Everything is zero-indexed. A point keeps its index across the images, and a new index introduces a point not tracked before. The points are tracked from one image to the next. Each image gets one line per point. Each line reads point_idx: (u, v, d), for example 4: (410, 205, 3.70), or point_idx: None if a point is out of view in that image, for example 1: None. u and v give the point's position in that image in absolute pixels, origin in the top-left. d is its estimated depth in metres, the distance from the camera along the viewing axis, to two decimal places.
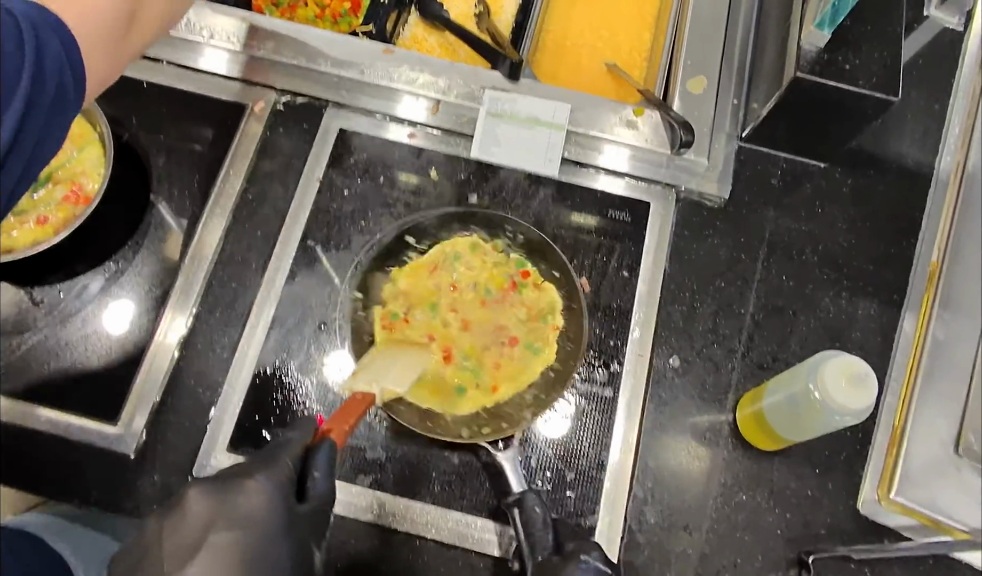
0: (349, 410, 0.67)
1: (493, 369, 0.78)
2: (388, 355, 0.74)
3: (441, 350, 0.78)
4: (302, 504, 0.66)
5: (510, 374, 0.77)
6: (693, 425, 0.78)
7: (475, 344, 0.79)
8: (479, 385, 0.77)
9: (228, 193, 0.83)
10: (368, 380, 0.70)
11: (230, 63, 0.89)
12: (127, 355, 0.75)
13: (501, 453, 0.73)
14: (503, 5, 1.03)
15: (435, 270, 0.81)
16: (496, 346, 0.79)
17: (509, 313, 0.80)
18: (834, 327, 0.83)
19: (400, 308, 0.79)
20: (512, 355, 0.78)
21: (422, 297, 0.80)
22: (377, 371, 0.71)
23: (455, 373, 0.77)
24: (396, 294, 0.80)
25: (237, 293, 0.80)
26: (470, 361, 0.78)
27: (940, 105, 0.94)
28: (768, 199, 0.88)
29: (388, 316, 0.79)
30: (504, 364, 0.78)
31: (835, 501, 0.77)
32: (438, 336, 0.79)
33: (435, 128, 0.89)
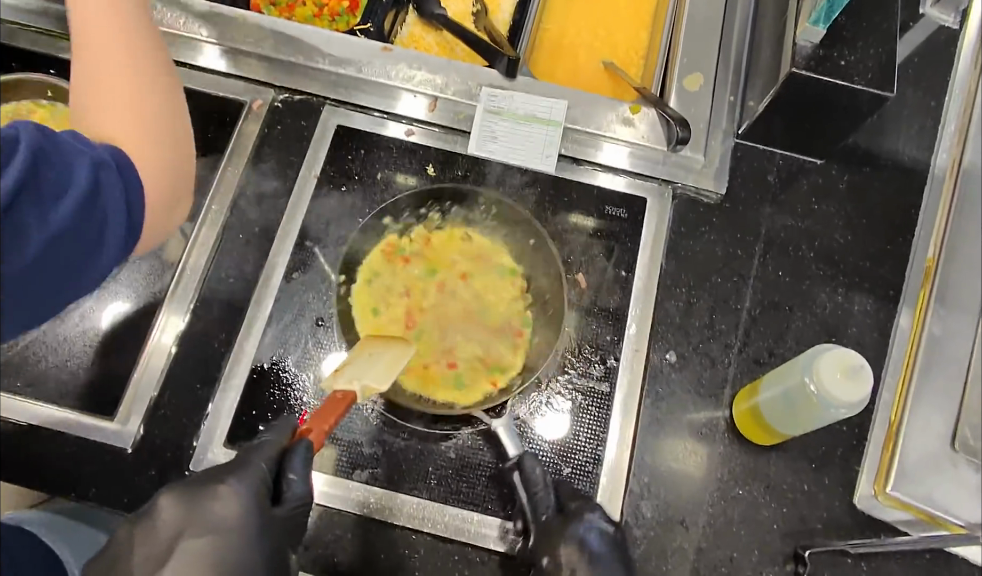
0: (325, 413, 0.66)
1: (421, 361, 0.78)
2: (370, 351, 0.72)
3: (403, 310, 0.80)
4: (278, 506, 0.66)
5: (430, 380, 0.78)
6: (690, 421, 0.78)
7: (425, 330, 0.80)
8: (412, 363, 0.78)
9: (226, 190, 0.84)
10: (349, 378, 0.68)
11: (229, 61, 0.90)
12: (125, 352, 0.76)
13: (494, 421, 0.74)
14: (501, 4, 1.03)
15: (480, 254, 0.84)
16: (436, 350, 0.79)
17: (469, 334, 0.80)
18: (831, 323, 0.83)
19: (411, 252, 0.83)
20: (438, 363, 0.79)
21: (436, 273, 0.83)
22: (356, 368, 0.69)
23: (393, 333, 0.79)
24: (422, 249, 0.84)
25: (234, 289, 0.80)
26: (409, 336, 0.79)
27: (936, 102, 0.94)
28: (765, 195, 0.89)
29: (396, 248, 0.83)
30: (434, 363, 0.79)
31: (831, 496, 0.77)
32: (412, 289, 0.82)
33: (433, 126, 0.89)
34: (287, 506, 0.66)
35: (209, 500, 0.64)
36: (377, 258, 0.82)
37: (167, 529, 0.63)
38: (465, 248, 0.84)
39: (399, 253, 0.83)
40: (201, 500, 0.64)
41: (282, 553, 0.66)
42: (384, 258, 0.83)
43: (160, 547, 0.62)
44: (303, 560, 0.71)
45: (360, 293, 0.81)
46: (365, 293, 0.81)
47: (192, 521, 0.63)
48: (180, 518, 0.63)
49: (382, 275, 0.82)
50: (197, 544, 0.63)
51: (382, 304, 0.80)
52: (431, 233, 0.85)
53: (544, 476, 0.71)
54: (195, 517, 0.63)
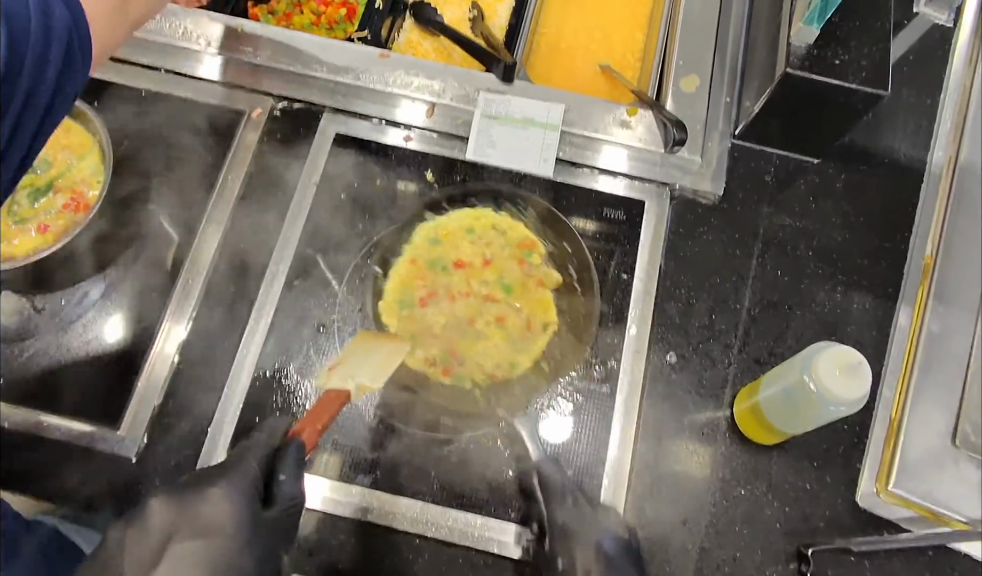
0: (317, 413, 0.70)
1: (421, 281, 0.83)
2: (365, 345, 0.76)
3: (470, 253, 0.85)
4: (268, 508, 0.68)
5: (400, 292, 0.82)
6: (691, 422, 0.79)
7: (438, 278, 0.84)
8: (406, 266, 0.84)
9: (225, 199, 0.84)
10: (344, 376, 0.73)
11: (228, 71, 0.90)
12: (128, 361, 0.76)
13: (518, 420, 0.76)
14: (497, 10, 1.04)
15: (531, 326, 0.81)
16: (425, 284, 0.83)
17: (435, 321, 0.81)
18: (830, 322, 0.84)
19: (527, 268, 0.85)
20: (413, 292, 0.83)
21: (518, 300, 0.83)
22: (353, 364, 0.74)
23: (437, 250, 0.85)
24: (535, 279, 0.84)
25: (236, 297, 0.81)
26: (442, 253, 0.85)
27: (931, 100, 0.94)
28: (762, 195, 0.89)
29: (527, 251, 0.85)
30: (414, 287, 0.83)
31: (833, 495, 0.77)
32: (497, 270, 0.85)
33: (431, 131, 0.89)
34: (279, 507, 0.68)
35: (201, 501, 0.67)
36: (511, 235, 0.86)
37: (162, 529, 0.65)
38: (539, 314, 0.82)
39: (524, 253, 0.85)
40: None
41: (272, 551, 0.68)
42: (515, 241, 0.86)
43: (148, 551, 0.65)
44: (307, 566, 0.71)
45: (473, 215, 0.87)
46: (478, 220, 0.87)
47: (186, 521, 0.66)
48: (173, 515, 0.66)
49: (496, 233, 0.86)
50: (192, 544, 0.66)
51: (460, 244, 0.86)
52: (550, 285, 0.84)
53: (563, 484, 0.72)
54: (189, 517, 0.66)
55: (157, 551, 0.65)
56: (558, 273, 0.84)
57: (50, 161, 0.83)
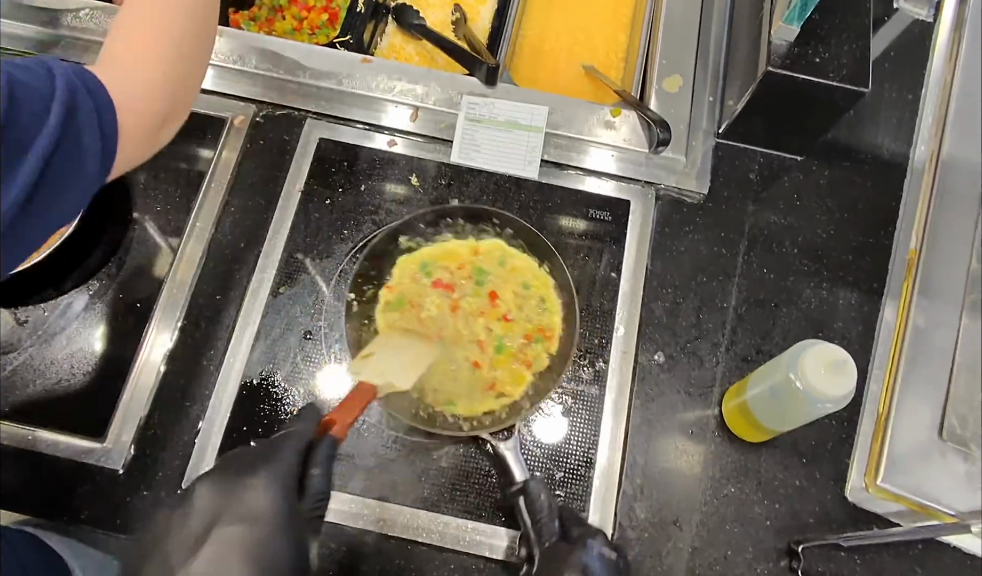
0: (350, 406, 0.68)
1: (460, 268, 0.83)
2: (397, 342, 0.75)
3: (508, 300, 0.81)
4: (304, 501, 0.67)
5: (434, 262, 0.83)
6: (681, 421, 0.79)
7: (470, 282, 0.82)
8: (463, 247, 0.84)
9: (209, 206, 0.84)
10: (375, 369, 0.71)
11: (209, 78, 0.89)
12: (113, 372, 0.75)
13: (502, 444, 0.74)
14: (479, 12, 1.04)
15: (486, 389, 0.76)
16: (456, 275, 0.83)
17: (430, 296, 0.81)
18: (816, 318, 0.84)
19: (533, 350, 0.79)
20: (442, 270, 0.83)
21: (498, 368, 0.78)
22: (385, 359, 0.72)
23: (490, 264, 0.83)
24: (524, 360, 0.78)
25: (222, 305, 0.80)
26: (493, 274, 0.83)
27: (913, 95, 0.95)
28: (747, 194, 0.89)
29: (539, 334, 0.79)
30: (445, 268, 0.83)
31: (823, 490, 0.77)
32: (509, 331, 0.80)
33: (416, 135, 0.89)
34: (311, 501, 0.67)
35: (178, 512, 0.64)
36: (545, 317, 0.80)
37: None
38: (505, 387, 0.77)
39: (537, 336, 0.79)
40: (180, 509, 0.64)
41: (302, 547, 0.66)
42: (542, 324, 0.80)
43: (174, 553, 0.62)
44: None
45: (537, 282, 0.82)
46: (537, 287, 0.82)
47: (172, 530, 0.63)
48: (217, 502, 0.64)
49: (539, 305, 0.81)
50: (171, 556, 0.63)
51: (508, 292, 0.82)
52: (532, 372, 0.78)
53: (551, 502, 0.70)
54: (232, 503, 0.64)
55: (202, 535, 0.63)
56: (553, 364, 0.78)
57: None
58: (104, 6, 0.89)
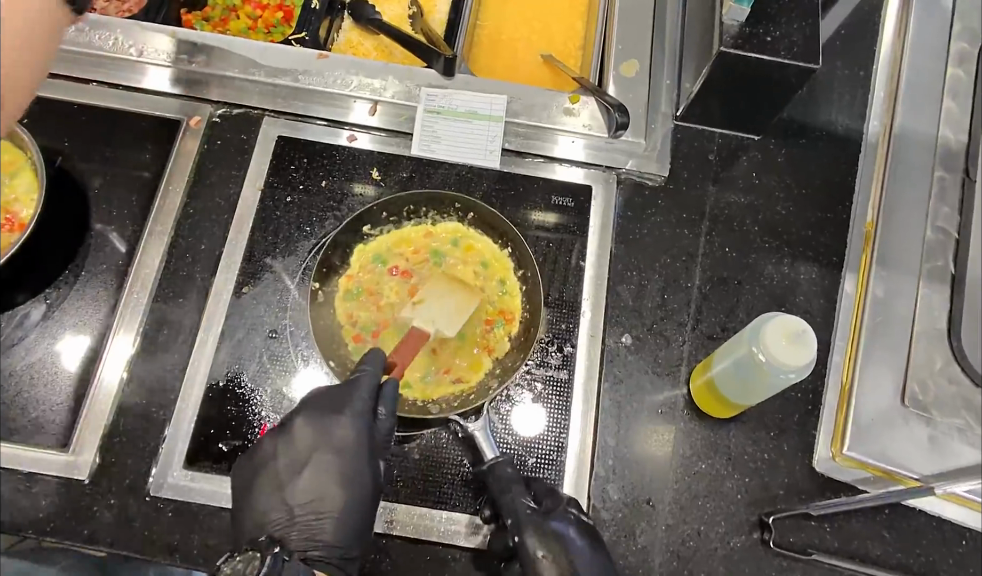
0: (407, 347, 0.74)
1: (416, 254, 0.83)
2: (443, 289, 0.77)
3: (468, 283, 0.82)
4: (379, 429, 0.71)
5: (391, 250, 0.83)
6: (650, 401, 0.79)
7: (426, 267, 0.83)
8: (415, 232, 0.84)
9: (168, 209, 0.83)
10: (425, 319, 0.75)
11: (160, 80, 0.88)
12: (73, 383, 0.74)
13: (472, 425, 0.74)
14: (437, 5, 1.04)
15: (446, 373, 0.78)
16: (412, 261, 0.83)
17: (387, 282, 0.82)
18: (779, 294, 0.85)
19: (494, 335, 0.80)
20: (397, 256, 0.83)
21: (455, 353, 0.79)
22: (432, 309, 0.76)
23: (448, 248, 0.84)
24: (485, 346, 0.79)
25: (184, 309, 0.79)
26: (449, 255, 0.84)
27: (864, 72, 0.97)
28: (707, 174, 0.90)
29: (502, 319, 0.81)
30: (402, 254, 0.83)
31: (791, 462, 0.78)
32: (471, 317, 0.81)
33: (377, 130, 0.89)
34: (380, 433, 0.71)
35: None
36: (507, 301, 0.82)
37: None
38: (465, 371, 0.78)
39: (499, 321, 0.80)
40: None
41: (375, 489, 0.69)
42: (505, 310, 0.81)
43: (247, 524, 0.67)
44: None
45: (498, 267, 0.83)
46: (499, 271, 0.83)
47: None
48: (315, 434, 0.69)
49: (500, 287, 0.82)
50: None
51: (465, 277, 0.83)
52: (494, 357, 0.79)
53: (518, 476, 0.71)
54: (327, 435, 0.69)
55: (301, 462, 0.69)
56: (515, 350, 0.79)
57: None
58: None
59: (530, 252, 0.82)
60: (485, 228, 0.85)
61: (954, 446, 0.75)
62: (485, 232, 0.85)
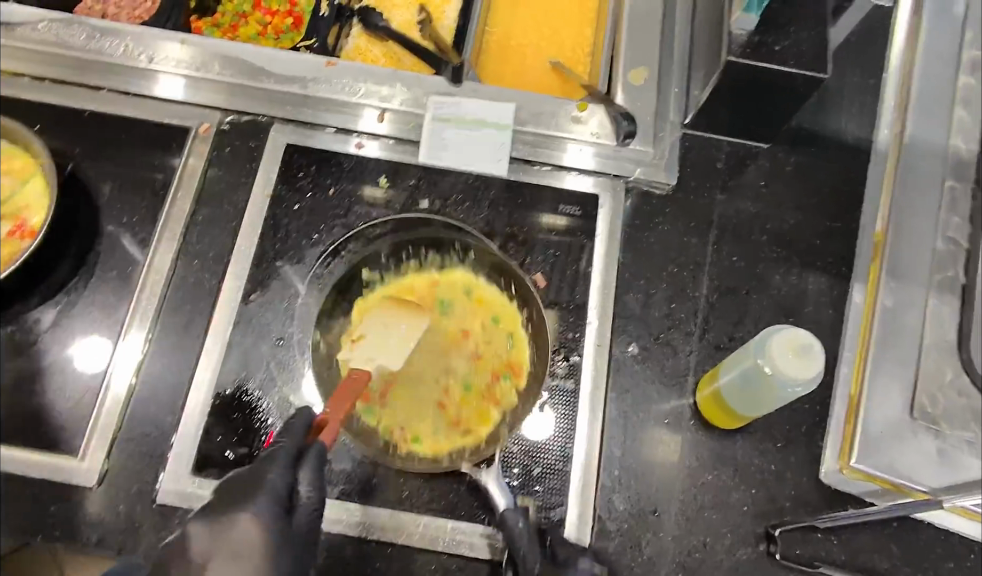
0: (342, 397, 0.70)
1: (424, 305, 0.83)
2: (387, 322, 0.77)
3: (476, 336, 0.82)
4: (296, 518, 0.65)
5: (399, 300, 0.83)
6: (657, 411, 0.79)
7: (433, 320, 0.82)
8: (423, 278, 0.84)
9: (177, 216, 0.83)
10: (365, 355, 0.75)
11: (169, 86, 0.89)
12: (82, 389, 0.74)
13: (484, 474, 0.73)
14: (445, 12, 1.04)
15: (453, 427, 0.77)
16: (420, 309, 0.82)
17: None
18: (787, 304, 0.85)
19: (502, 388, 0.79)
20: (405, 305, 0.82)
21: (464, 407, 0.78)
22: (374, 343, 0.76)
23: (456, 296, 0.83)
24: (492, 399, 0.79)
25: (193, 316, 0.79)
26: (457, 305, 0.83)
27: (874, 80, 0.97)
28: (715, 183, 0.90)
29: (510, 369, 0.80)
30: (410, 302, 0.83)
31: (798, 473, 0.78)
32: (477, 368, 0.80)
33: (386, 138, 0.89)
34: (303, 514, 0.66)
35: None
36: (515, 352, 0.81)
37: None
38: (473, 424, 0.77)
39: (505, 374, 0.80)
40: None
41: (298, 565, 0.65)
42: (512, 359, 0.80)
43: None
44: None
45: (504, 314, 0.83)
46: (505, 319, 0.82)
47: None
48: (210, 538, 0.62)
49: (507, 340, 0.81)
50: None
51: (473, 329, 0.82)
52: (501, 411, 0.78)
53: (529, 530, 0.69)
54: (227, 535, 0.62)
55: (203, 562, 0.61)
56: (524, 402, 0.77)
57: None
58: (62, 19, 0.89)
59: (533, 288, 0.81)
60: (493, 273, 0.84)
61: (964, 459, 0.75)
62: (497, 285, 0.84)
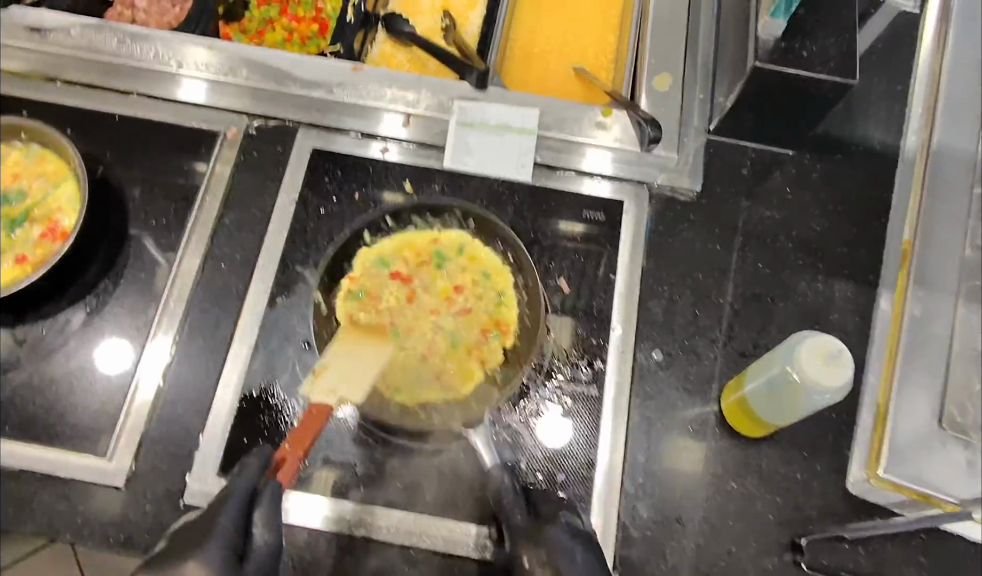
0: (299, 439, 0.68)
1: (418, 263, 0.82)
2: (349, 350, 0.71)
3: (466, 292, 0.81)
4: (246, 564, 0.63)
5: (393, 257, 0.82)
6: (681, 418, 0.79)
7: (426, 278, 0.82)
8: (421, 238, 0.83)
9: (205, 219, 0.84)
10: (328, 387, 0.69)
11: (198, 91, 0.90)
12: (111, 390, 0.75)
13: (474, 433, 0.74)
14: (469, 18, 1.05)
15: (436, 380, 0.77)
16: (413, 266, 0.82)
17: (386, 286, 0.80)
18: (813, 311, 0.84)
19: (488, 346, 0.79)
20: (400, 260, 0.82)
21: (449, 359, 0.78)
22: (338, 373, 0.70)
23: (451, 257, 0.83)
24: (479, 357, 0.78)
25: (219, 318, 0.80)
26: (450, 264, 0.82)
27: (901, 87, 0.96)
28: (740, 189, 0.89)
29: (497, 328, 0.80)
30: (404, 257, 0.82)
31: (825, 483, 0.77)
32: (466, 324, 0.80)
33: (408, 142, 0.89)
34: (254, 563, 0.63)
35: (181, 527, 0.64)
36: (503, 310, 0.81)
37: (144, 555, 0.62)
38: (456, 381, 0.77)
39: (493, 331, 0.79)
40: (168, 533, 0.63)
41: None
42: (497, 321, 0.80)
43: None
44: None
45: (495, 274, 0.82)
46: (496, 278, 0.82)
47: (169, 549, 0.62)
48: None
49: (496, 296, 0.81)
50: None
51: (462, 289, 0.81)
52: (486, 369, 0.78)
53: (514, 483, 0.71)
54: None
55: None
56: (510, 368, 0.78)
57: (25, 191, 0.79)
58: (95, 24, 0.90)
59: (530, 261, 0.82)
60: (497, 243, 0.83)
61: None
62: (495, 249, 0.83)
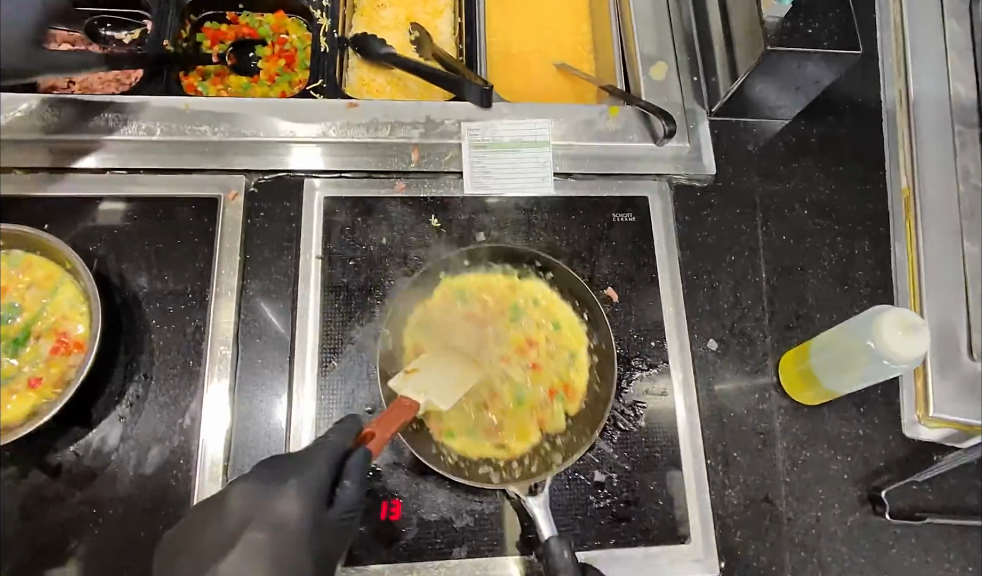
0: (391, 419, 0.66)
1: (498, 303, 0.81)
2: (443, 362, 0.71)
3: (539, 347, 0.79)
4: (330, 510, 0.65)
5: (472, 296, 0.80)
6: (748, 401, 0.81)
7: (504, 324, 0.80)
8: (501, 280, 0.82)
9: (226, 294, 0.77)
10: (419, 386, 0.68)
11: (182, 157, 0.82)
12: (175, 500, 0.70)
13: (532, 500, 0.70)
14: (439, 26, 1.01)
15: (492, 433, 0.75)
16: (492, 308, 0.80)
17: (455, 320, 0.79)
18: (840, 272, 0.88)
19: (549, 408, 0.77)
20: (480, 299, 0.81)
21: (508, 416, 0.76)
22: (429, 377, 0.69)
23: (530, 310, 0.81)
24: (540, 418, 0.76)
25: (269, 397, 0.75)
26: (529, 314, 0.81)
27: (870, 40, 1.00)
28: (750, 166, 0.91)
29: (563, 392, 0.78)
30: (483, 297, 0.81)
31: (885, 434, 0.82)
32: (533, 381, 0.78)
33: (419, 174, 0.85)
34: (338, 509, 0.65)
35: None
36: (573, 374, 0.78)
37: None
38: (511, 438, 0.75)
39: (560, 395, 0.77)
40: None
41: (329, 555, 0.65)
42: (562, 381, 0.78)
43: None
44: None
45: (568, 339, 0.80)
46: (567, 347, 0.79)
47: None
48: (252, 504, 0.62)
49: (568, 359, 0.79)
50: None
51: (529, 344, 0.79)
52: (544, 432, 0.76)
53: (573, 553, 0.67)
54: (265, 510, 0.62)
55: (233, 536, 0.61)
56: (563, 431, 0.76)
57: (19, 305, 0.71)
58: (49, 99, 0.81)
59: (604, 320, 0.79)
60: (571, 295, 0.81)
61: None
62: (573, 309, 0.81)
